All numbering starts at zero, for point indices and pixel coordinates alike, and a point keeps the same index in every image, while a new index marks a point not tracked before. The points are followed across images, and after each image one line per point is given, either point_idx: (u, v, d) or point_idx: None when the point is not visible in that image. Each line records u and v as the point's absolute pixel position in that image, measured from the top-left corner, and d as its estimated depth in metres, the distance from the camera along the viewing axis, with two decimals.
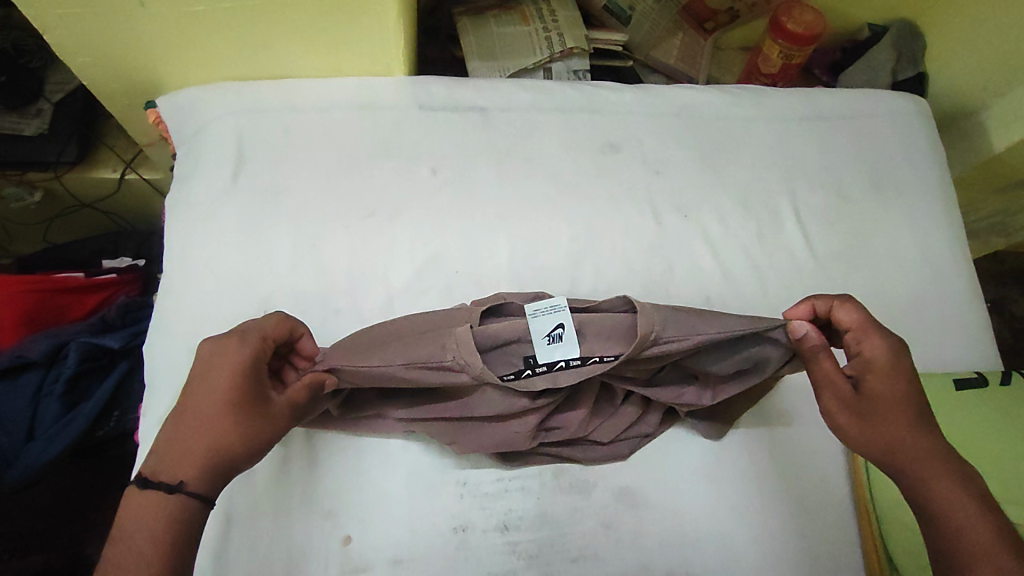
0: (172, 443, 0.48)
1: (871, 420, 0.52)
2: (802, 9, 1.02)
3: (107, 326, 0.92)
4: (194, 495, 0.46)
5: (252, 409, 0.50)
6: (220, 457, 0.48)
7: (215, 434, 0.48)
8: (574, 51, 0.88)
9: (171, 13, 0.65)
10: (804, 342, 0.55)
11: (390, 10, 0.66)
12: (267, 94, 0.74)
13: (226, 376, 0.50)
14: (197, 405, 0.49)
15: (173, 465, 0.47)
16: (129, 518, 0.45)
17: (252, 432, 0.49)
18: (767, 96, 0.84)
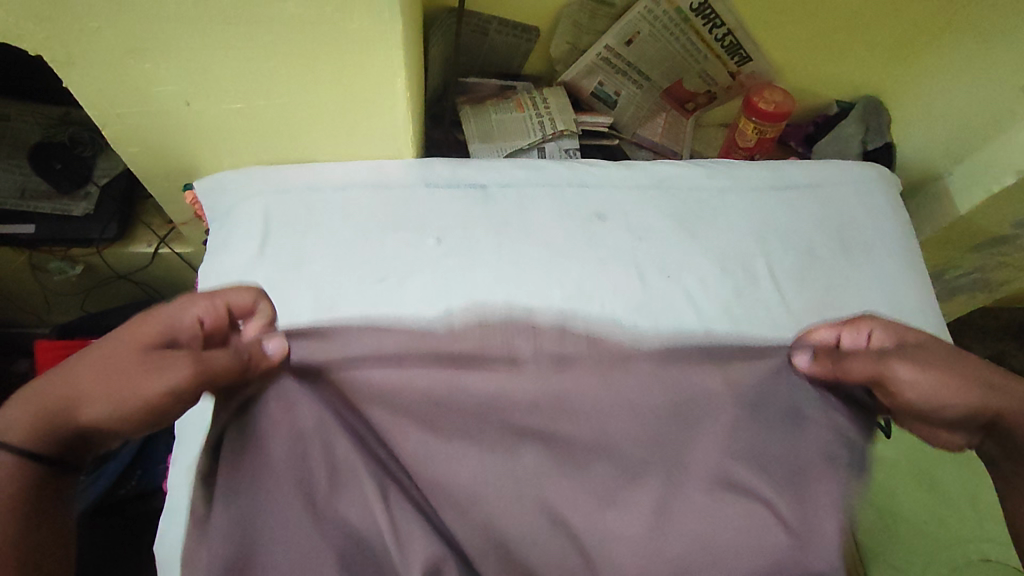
0: (46, 379, 0.51)
1: (930, 368, 0.59)
2: (772, 90, 1.13)
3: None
4: (20, 447, 0.48)
5: (136, 364, 0.50)
6: (79, 402, 0.50)
7: (90, 379, 0.50)
8: (564, 133, 0.99)
9: (212, 111, 0.76)
10: (820, 363, 0.63)
11: (399, 103, 0.77)
12: (291, 175, 0.84)
13: (137, 330, 0.54)
14: (92, 350, 0.53)
15: (19, 409, 0.50)
16: None
17: (124, 387, 0.50)
18: (738, 168, 0.93)
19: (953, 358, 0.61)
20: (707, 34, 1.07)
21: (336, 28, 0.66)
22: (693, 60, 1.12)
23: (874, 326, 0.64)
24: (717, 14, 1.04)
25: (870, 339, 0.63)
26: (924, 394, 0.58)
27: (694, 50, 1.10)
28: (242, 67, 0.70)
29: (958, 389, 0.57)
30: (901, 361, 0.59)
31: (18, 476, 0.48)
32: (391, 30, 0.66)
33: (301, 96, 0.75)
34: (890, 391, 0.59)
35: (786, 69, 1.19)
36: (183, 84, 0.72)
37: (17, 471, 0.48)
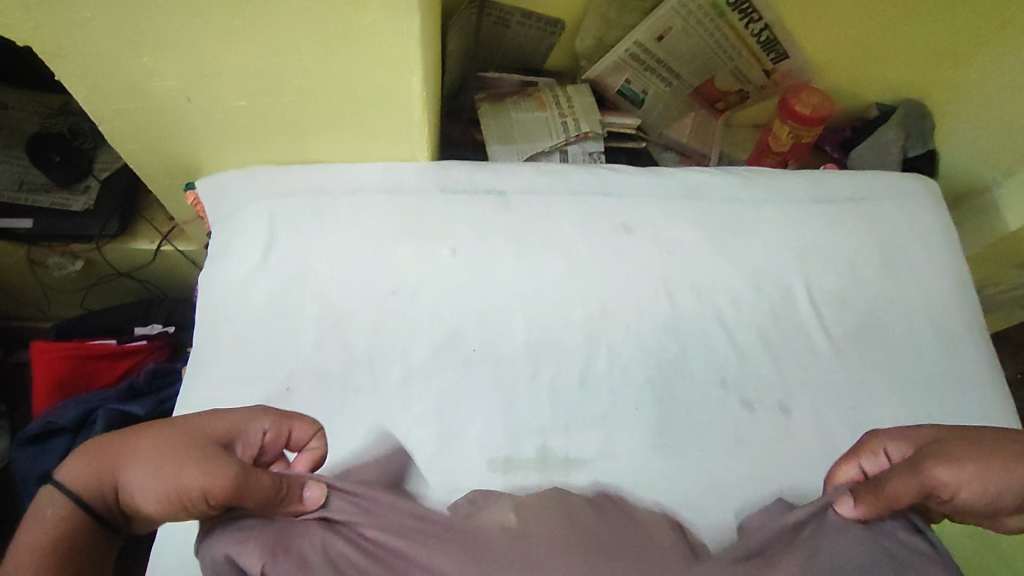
0: (99, 444, 0.47)
1: (972, 456, 0.49)
2: (809, 91, 1.06)
3: (137, 390, 0.97)
4: (82, 505, 0.45)
5: (187, 474, 0.43)
6: (133, 490, 0.45)
7: (146, 479, 0.44)
8: (588, 136, 0.93)
9: (213, 108, 0.71)
10: (862, 516, 0.52)
11: (414, 104, 0.71)
12: (298, 179, 0.79)
13: (196, 426, 0.48)
14: (153, 433, 0.47)
15: (84, 471, 0.46)
16: (35, 513, 0.46)
17: (178, 490, 0.43)
18: (776, 179, 0.86)
19: (983, 438, 0.51)
20: (743, 30, 1.00)
21: (347, 21, 0.60)
22: (727, 57, 1.05)
23: (889, 442, 0.55)
24: (756, 8, 0.96)
25: (884, 456, 0.55)
26: (973, 499, 0.48)
27: (728, 46, 1.03)
28: (246, 62, 0.65)
29: (1013, 475, 0.48)
30: (939, 461, 0.49)
31: (73, 529, 0.45)
32: (407, 25, 0.60)
33: (308, 91, 0.69)
34: (941, 496, 0.49)
35: (825, 69, 1.12)
36: (185, 80, 0.67)
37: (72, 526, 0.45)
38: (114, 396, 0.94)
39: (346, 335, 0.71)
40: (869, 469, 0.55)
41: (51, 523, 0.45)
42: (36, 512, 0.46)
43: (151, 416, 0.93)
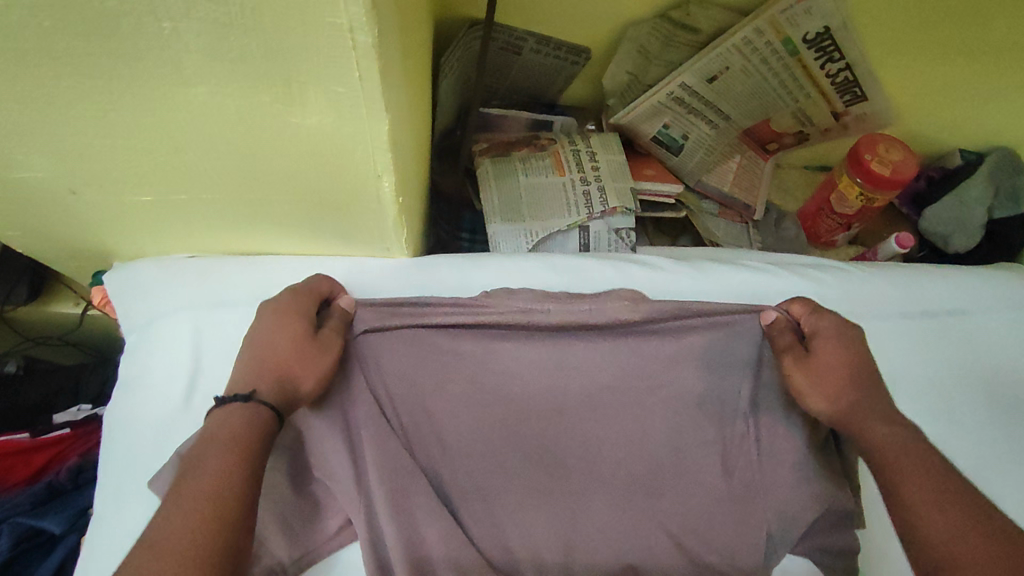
0: (229, 381, 0.48)
1: (840, 379, 0.51)
2: (890, 144, 0.84)
3: (55, 493, 0.79)
4: (267, 404, 0.45)
5: (307, 342, 0.50)
6: (287, 376, 0.48)
7: (280, 361, 0.49)
8: (617, 210, 0.73)
9: (109, 202, 0.52)
10: (773, 325, 0.57)
11: (386, 208, 0.51)
12: (234, 283, 0.60)
13: (285, 322, 0.51)
14: (254, 335, 0.50)
15: (246, 385, 0.47)
16: (213, 428, 0.43)
17: (304, 360, 0.49)
18: (853, 283, 0.68)
19: (845, 368, 0.52)
20: (817, 69, 0.78)
21: (279, 121, 0.40)
22: (790, 97, 0.84)
23: (830, 323, 0.55)
24: (837, 46, 0.74)
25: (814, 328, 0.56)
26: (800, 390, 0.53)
27: (793, 85, 0.81)
28: (143, 155, 0.45)
29: (834, 394, 0.51)
30: (795, 368, 0.53)
31: (255, 425, 0.44)
32: (369, 131, 0.41)
33: (237, 189, 0.49)
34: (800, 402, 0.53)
35: (906, 112, 0.91)
36: (60, 171, 0.47)
37: (262, 420, 0.44)
38: (26, 503, 0.76)
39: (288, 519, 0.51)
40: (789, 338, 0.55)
41: (233, 430, 0.42)
42: (210, 427, 0.42)
43: (69, 532, 0.75)
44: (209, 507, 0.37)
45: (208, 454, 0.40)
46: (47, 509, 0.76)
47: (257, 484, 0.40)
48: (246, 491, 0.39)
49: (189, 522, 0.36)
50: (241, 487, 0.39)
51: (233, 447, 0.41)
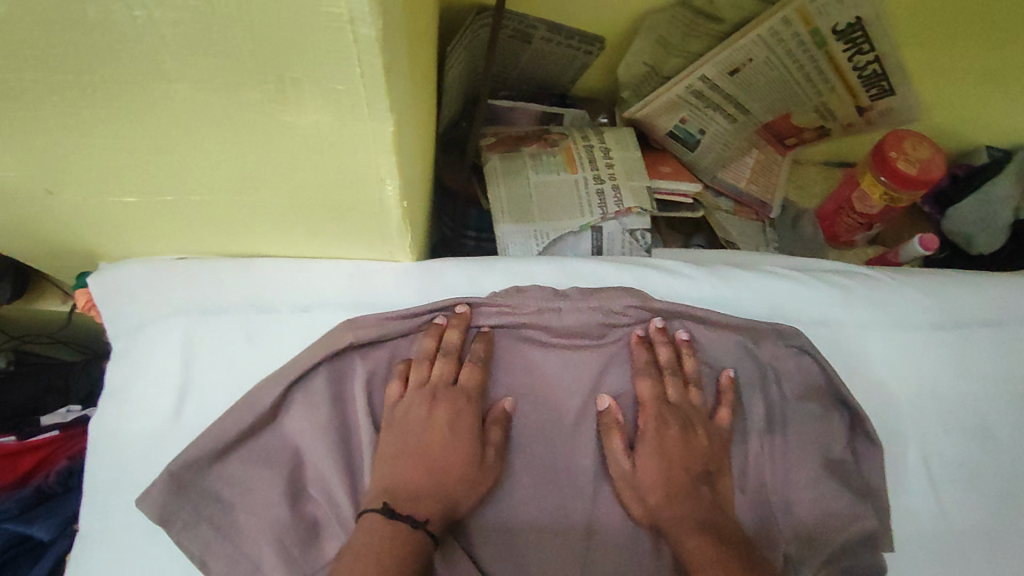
0: (393, 478, 0.48)
1: (668, 453, 0.52)
2: (915, 141, 0.80)
3: (44, 499, 0.73)
4: (429, 535, 0.46)
5: (477, 471, 0.50)
6: (444, 498, 0.48)
7: (436, 488, 0.48)
8: (632, 210, 0.69)
9: (91, 201, 0.48)
10: (636, 360, 0.55)
11: (389, 212, 0.47)
12: (226, 287, 0.56)
13: (443, 418, 0.50)
14: (424, 439, 0.50)
15: (418, 500, 0.47)
16: (369, 541, 0.45)
17: (465, 486, 0.49)
18: (885, 292, 0.64)
19: (721, 458, 0.53)
20: (843, 61, 0.73)
21: (271, 120, 0.36)
22: (813, 91, 0.79)
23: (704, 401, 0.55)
24: (867, 37, 0.70)
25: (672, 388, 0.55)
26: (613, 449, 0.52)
27: (817, 78, 0.76)
28: (124, 154, 0.41)
29: (669, 463, 0.52)
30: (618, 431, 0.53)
31: (411, 548, 0.45)
32: (371, 134, 0.37)
33: (226, 192, 0.46)
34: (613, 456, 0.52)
35: (933, 107, 0.87)
36: (34, 169, 0.43)
37: (421, 549, 0.45)
38: (13, 509, 0.70)
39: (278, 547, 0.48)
40: (671, 393, 0.54)
41: (389, 556, 0.44)
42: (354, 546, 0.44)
43: (58, 540, 0.69)
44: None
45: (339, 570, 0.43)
46: (35, 515, 0.70)
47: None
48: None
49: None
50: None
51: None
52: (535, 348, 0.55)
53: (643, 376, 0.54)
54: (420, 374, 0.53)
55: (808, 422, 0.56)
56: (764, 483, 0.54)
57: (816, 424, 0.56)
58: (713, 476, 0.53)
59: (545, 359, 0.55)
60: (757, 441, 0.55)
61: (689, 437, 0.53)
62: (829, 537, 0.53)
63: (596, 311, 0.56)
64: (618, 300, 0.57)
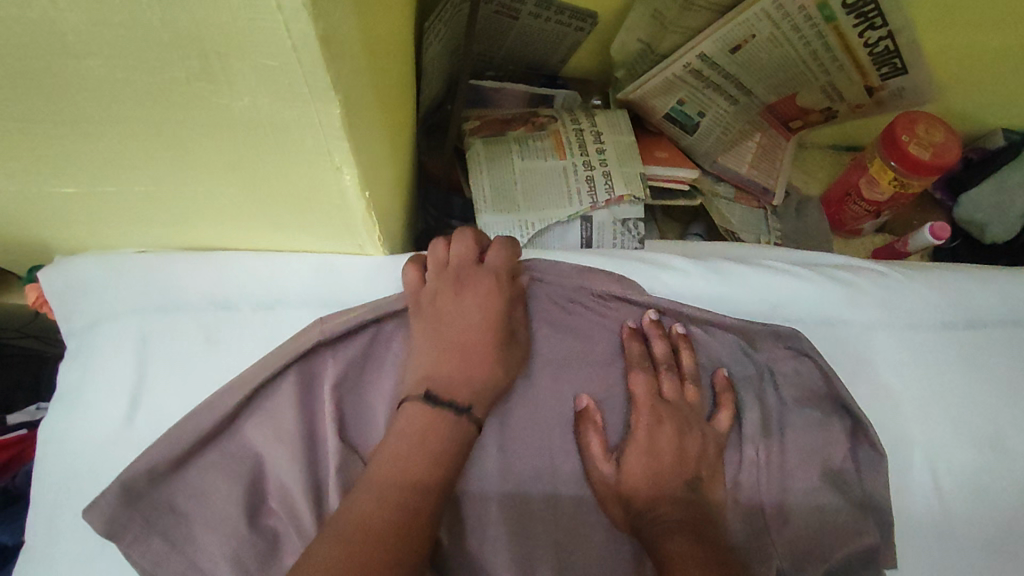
0: (425, 367, 0.48)
1: (657, 456, 0.48)
2: (929, 123, 0.75)
3: (7, 499, 0.68)
4: (470, 419, 0.46)
5: (509, 349, 0.50)
6: (479, 380, 0.47)
7: (469, 368, 0.47)
8: (624, 199, 0.64)
9: (29, 190, 0.44)
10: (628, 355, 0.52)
11: (353, 203, 0.43)
12: (186, 283, 0.52)
13: (479, 311, 0.50)
14: (453, 325, 0.49)
15: (456, 386, 0.46)
16: (404, 429, 0.44)
17: (498, 365, 0.49)
18: (895, 291, 0.60)
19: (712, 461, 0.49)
20: (854, 38, 0.68)
21: (204, 102, 0.32)
22: (821, 71, 0.75)
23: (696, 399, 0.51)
24: (880, 13, 0.65)
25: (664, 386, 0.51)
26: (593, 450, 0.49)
27: (825, 57, 0.72)
28: (48, 139, 0.37)
29: (658, 468, 0.48)
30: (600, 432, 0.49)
31: (449, 437, 0.44)
32: (320, 117, 0.33)
33: (173, 181, 0.41)
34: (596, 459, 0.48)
35: (946, 87, 0.82)
36: None
37: (464, 440, 0.45)
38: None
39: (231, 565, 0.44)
40: (667, 389, 0.51)
41: (433, 448, 0.43)
42: (400, 436, 0.43)
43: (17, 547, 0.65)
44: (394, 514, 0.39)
45: (385, 459, 0.42)
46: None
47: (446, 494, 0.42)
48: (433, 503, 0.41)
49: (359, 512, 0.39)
50: (430, 501, 0.41)
51: (440, 465, 0.43)
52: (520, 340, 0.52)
53: (637, 373, 0.51)
54: (439, 259, 0.53)
55: (804, 429, 0.52)
56: (759, 495, 0.50)
57: (815, 429, 0.52)
58: (700, 484, 0.48)
59: (525, 359, 0.52)
60: (753, 451, 0.51)
61: (682, 439, 0.49)
62: (824, 554, 0.49)
63: (587, 289, 0.54)
64: (608, 285, 0.54)
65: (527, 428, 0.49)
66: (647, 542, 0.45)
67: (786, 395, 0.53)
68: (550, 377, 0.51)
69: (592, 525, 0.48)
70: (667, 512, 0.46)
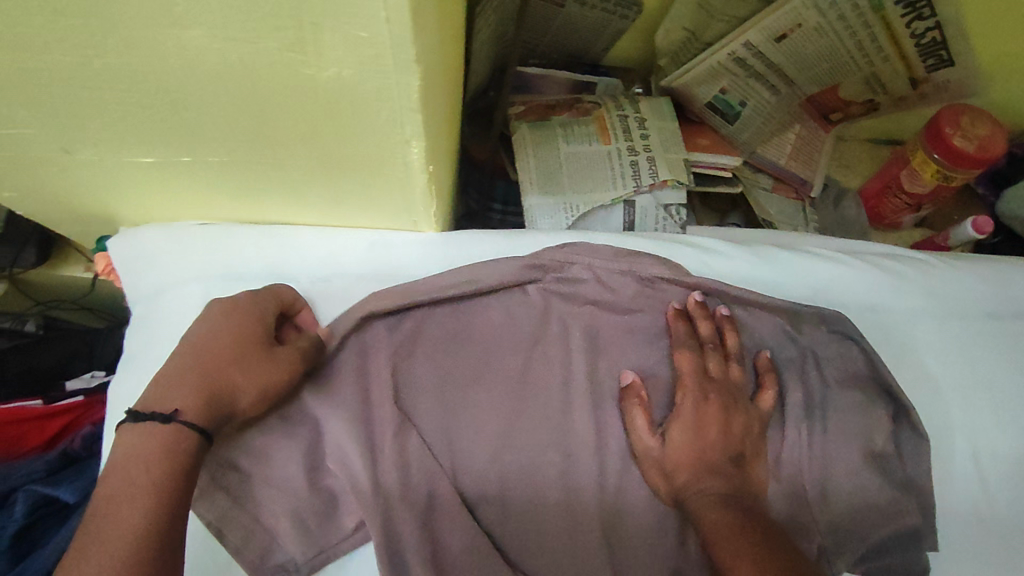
0: (162, 379, 0.43)
1: (700, 432, 0.49)
2: (976, 116, 0.74)
3: (70, 463, 0.72)
4: (191, 425, 0.41)
5: (260, 363, 0.46)
6: (221, 389, 0.44)
7: (185, 378, 0.43)
8: (667, 183, 0.66)
9: (109, 160, 0.46)
10: (674, 333, 0.53)
11: (416, 177, 0.45)
12: (247, 254, 0.55)
13: (215, 326, 0.46)
14: (195, 338, 0.46)
15: (168, 394, 0.42)
16: (122, 455, 0.40)
17: (243, 374, 0.45)
18: (938, 279, 0.61)
19: (753, 436, 0.50)
20: (901, 28, 0.68)
21: (291, 73, 0.34)
22: (864, 62, 0.74)
23: (740, 376, 0.52)
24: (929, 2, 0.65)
25: (709, 364, 0.52)
26: (637, 423, 0.50)
27: (869, 47, 0.71)
28: (142, 113, 0.39)
29: (700, 444, 0.49)
30: (643, 406, 0.50)
31: (170, 452, 0.40)
32: (394, 89, 0.34)
33: (245, 154, 0.44)
34: (640, 433, 0.49)
35: (994, 78, 0.81)
36: (50, 128, 0.42)
37: (185, 447, 0.41)
38: (39, 472, 0.69)
39: (296, 519, 0.47)
40: (712, 367, 0.52)
41: (151, 458, 0.39)
42: (138, 447, 0.40)
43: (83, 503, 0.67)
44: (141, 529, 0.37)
45: (132, 473, 0.39)
46: (62, 478, 0.68)
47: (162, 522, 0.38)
48: (170, 508, 0.39)
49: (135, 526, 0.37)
50: (165, 508, 0.38)
51: (154, 480, 0.39)
52: (566, 317, 0.54)
53: (683, 350, 0.52)
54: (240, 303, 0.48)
55: (848, 410, 0.52)
56: (801, 473, 0.51)
57: (858, 412, 0.52)
58: (743, 460, 0.49)
59: (572, 336, 0.53)
60: (799, 429, 0.52)
61: (728, 416, 0.50)
62: (863, 532, 0.50)
63: (631, 274, 0.55)
64: (653, 268, 0.55)
65: (573, 399, 0.51)
66: (690, 516, 0.47)
67: (830, 377, 0.54)
68: (596, 354, 0.53)
69: (636, 495, 0.50)
70: (710, 486, 0.47)
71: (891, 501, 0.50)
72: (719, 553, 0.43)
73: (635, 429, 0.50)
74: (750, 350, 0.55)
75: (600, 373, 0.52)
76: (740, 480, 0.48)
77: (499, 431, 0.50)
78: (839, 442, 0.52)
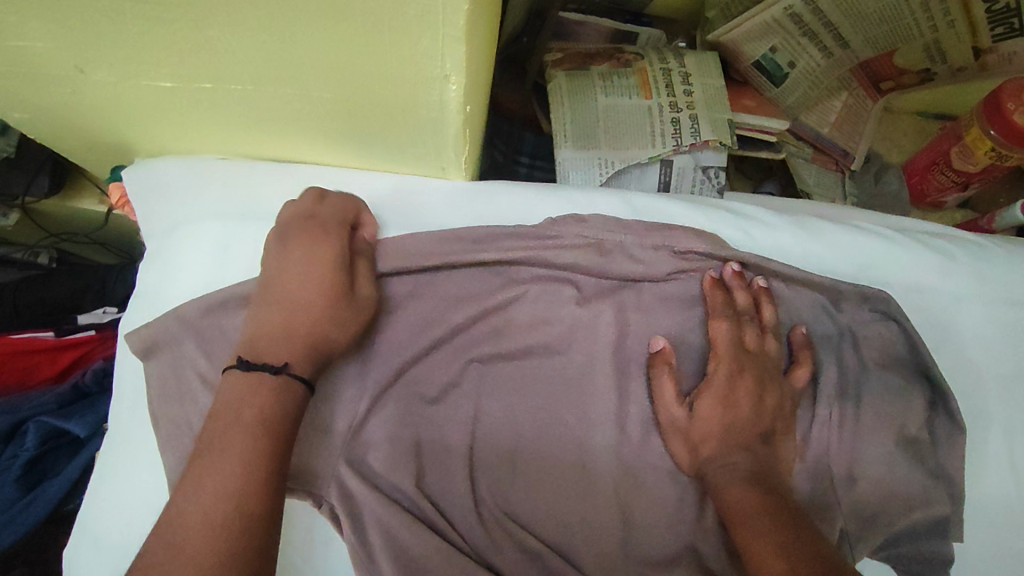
0: (252, 329, 0.41)
1: (729, 406, 0.47)
2: None
3: (81, 398, 0.71)
4: (300, 379, 0.39)
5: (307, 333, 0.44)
6: (321, 345, 0.41)
7: (291, 326, 0.41)
8: (709, 144, 0.62)
9: (125, 83, 0.43)
10: (711, 298, 0.50)
11: (450, 118, 0.42)
12: (266, 191, 0.52)
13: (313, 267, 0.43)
14: (278, 283, 0.43)
15: (275, 344, 0.40)
16: (229, 402, 0.37)
17: (336, 320, 0.42)
18: (987, 261, 0.58)
19: (784, 413, 0.49)
20: None
21: None
22: (928, 25, 0.69)
23: (776, 350, 0.50)
24: None
25: (745, 333, 0.49)
26: (664, 394, 0.48)
27: (936, 8, 0.66)
28: (161, 28, 0.36)
29: (726, 418, 0.47)
30: (671, 374, 0.48)
31: (286, 409, 0.38)
32: (441, 11, 0.32)
33: (270, 84, 0.41)
34: (666, 402, 0.48)
35: None
36: (62, 41, 0.39)
37: (294, 400, 0.39)
38: (50, 404, 0.68)
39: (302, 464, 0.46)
40: (748, 339, 0.49)
41: (262, 408, 0.37)
42: (246, 404, 0.37)
43: (93, 438, 0.67)
44: (257, 480, 0.34)
45: (224, 437, 0.36)
46: (73, 411, 0.67)
47: (274, 501, 0.35)
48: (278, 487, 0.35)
49: (219, 512, 0.33)
50: (277, 465, 0.36)
51: (260, 428, 0.36)
52: (594, 280, 0.51)
53: (720, 319, 0.49)
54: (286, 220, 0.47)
55: (884, 392, 0.50)
56: (828, 455, 0.49)
57: (893, 396, 0.50)
58: (772, 438, 0.48)
59: (600, 299, 0.51)
60: (832, 409, 0.50)
61: (761, 391, 0.48)
62: (889, 516, 0.49)
63: (665, 248, 0.51)
64: (687, 242, 0.52)
65: (598, 362, 0.49)
66: (710, 491, 0.45)
67: (867, 356, 0.51)
68: (624, 320, 0.50)
69: (653, 464, 0.49)
70: (736, 463, 0.45)
71: (921, 488, 0.49)
72: (737, 531, 0.42)
73: (659, 399, 0.48)
74: (788, 324, 0.52)
75: (629, 337, 0.50)
76: (766, 458, 0.46)
77: (518, 390, 0.48)
78: (872, 424, 0.50)
